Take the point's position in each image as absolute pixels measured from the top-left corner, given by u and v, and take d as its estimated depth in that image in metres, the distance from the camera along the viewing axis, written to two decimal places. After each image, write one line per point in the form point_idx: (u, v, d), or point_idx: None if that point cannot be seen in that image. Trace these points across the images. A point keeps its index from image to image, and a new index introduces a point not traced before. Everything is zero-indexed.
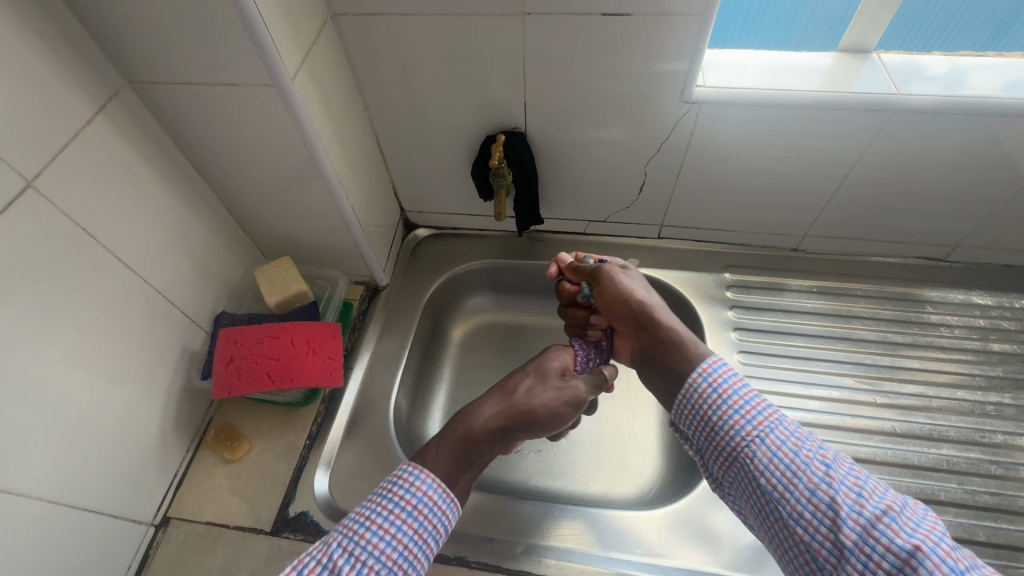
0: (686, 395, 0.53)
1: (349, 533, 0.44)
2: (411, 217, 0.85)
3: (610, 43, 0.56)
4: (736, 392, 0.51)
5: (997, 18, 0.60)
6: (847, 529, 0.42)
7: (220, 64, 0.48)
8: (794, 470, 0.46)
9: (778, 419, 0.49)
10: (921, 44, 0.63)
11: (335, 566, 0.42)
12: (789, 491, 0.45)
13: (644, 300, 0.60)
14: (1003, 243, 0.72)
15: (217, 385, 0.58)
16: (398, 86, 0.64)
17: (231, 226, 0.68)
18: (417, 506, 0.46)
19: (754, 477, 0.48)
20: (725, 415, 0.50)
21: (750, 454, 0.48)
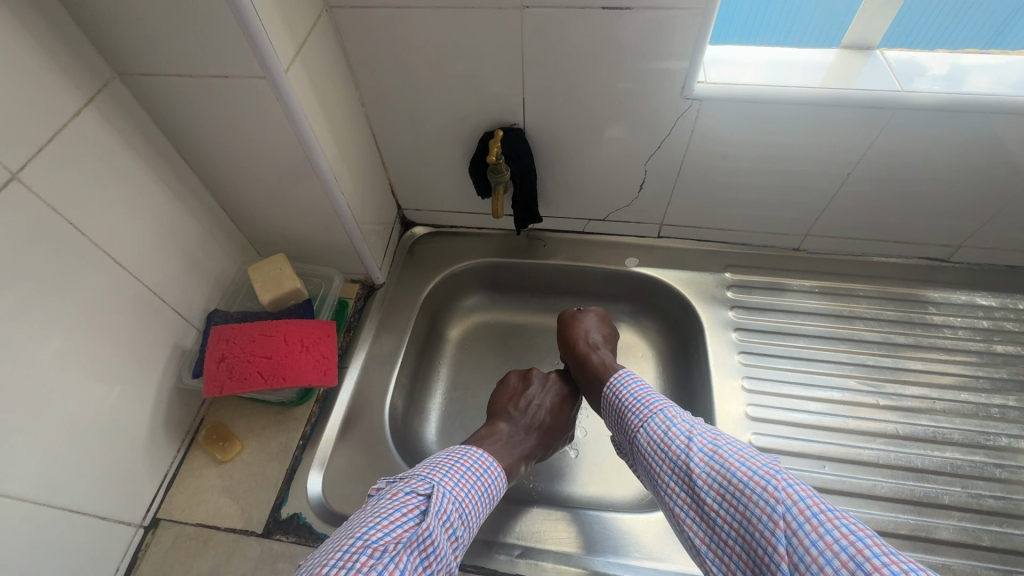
0: (606, 407, 0.61)
1: (464, 496, 0.51)
2: (407, 215, 0.84)
3: (610, 38, 0.55)
4: (628, 391, 0.58)
5: (1000, 17, 0.58)
6: (699, 489, 0.48)
7: (212, 56, 0.47)
8: (662, 446, 0.52)
9: (657, 405, 0.55)
10: (923, 43, 0.62)
11: (455, 522, 0.49)
12: (658, 466, 0.52)
13: (580, 339, 0.68)
14: (1007, 243, 0.71)
15: (207, 384, 0.57)
16: (395, 81, 0.63)
17: (224, 222, 0.67)
18: (498, 489, 0.55)
19: (640, 461, 0.54)
20: (621, 412, 0.58)
21: (636, 441, 0.55)
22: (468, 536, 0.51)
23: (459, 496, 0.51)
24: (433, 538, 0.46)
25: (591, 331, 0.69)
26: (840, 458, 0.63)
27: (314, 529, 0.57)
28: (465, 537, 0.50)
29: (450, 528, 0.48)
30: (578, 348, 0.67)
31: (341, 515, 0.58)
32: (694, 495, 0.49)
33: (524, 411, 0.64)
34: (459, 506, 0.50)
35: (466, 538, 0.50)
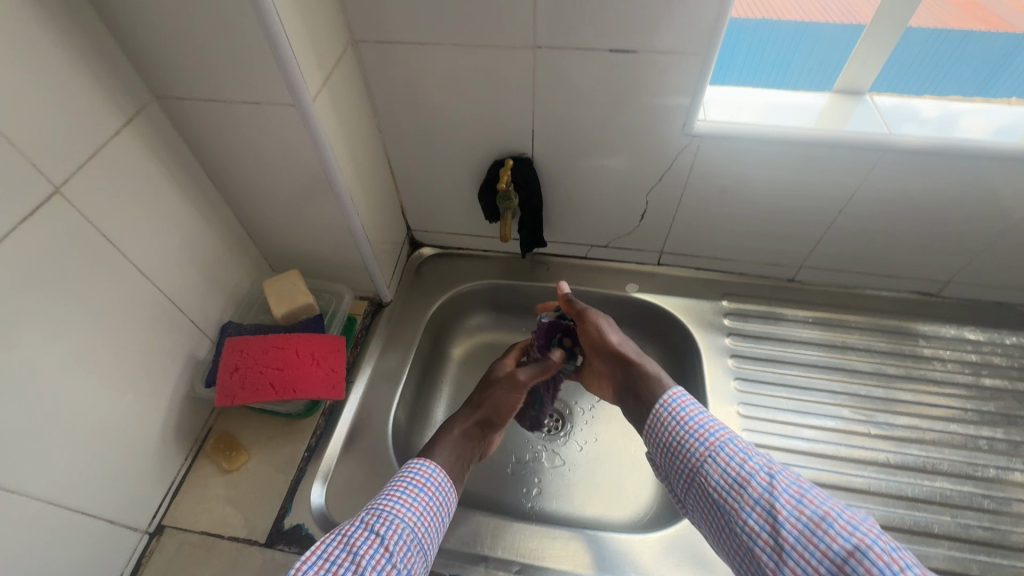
0: (653, 428, 0.59)
1: (373, 508, 0.51)
2: (416, 237, 0.87)
3: (616, 77, 0.59)
4: (690, 417, 0.57)
5: (986, 69, 0.64)
6: (787, 534, 0.47)
7: (246, 84, 0.51)
8: (739, 482, 0.51)
9: (729, 438, 0.55)
10: (913, 89, 0.67)
11: (369, 524, 0.49)
12: (736, 503, 0.51)
13: (620, 342, 0.65)
14: (993, 280, 0.74)
15: (220, 394, 0.58)
16: (412, 111, 0.67)
17: (242, 238, 0.70)
18: (428, 481, 0.54)
19: (709, 494, 0.54)
20: (681, 438, 0.57)
21: (704, 472, 0.54)
22: (399, 530, 0.50)
23: (372, 507, 0.51)
24: (334, 550, 0.47)
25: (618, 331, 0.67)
26: (832, 486, 0.65)
27: (317, 540, 0.58)
28: (393, 532, 0.49)
29: (363, 531, 0.49)
30: (621, 351, 0.65)
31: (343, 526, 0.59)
32: (778, 538, 0.47)
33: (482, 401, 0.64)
34: (371, 512, 0.50)
35: (396, 532, 0.49)
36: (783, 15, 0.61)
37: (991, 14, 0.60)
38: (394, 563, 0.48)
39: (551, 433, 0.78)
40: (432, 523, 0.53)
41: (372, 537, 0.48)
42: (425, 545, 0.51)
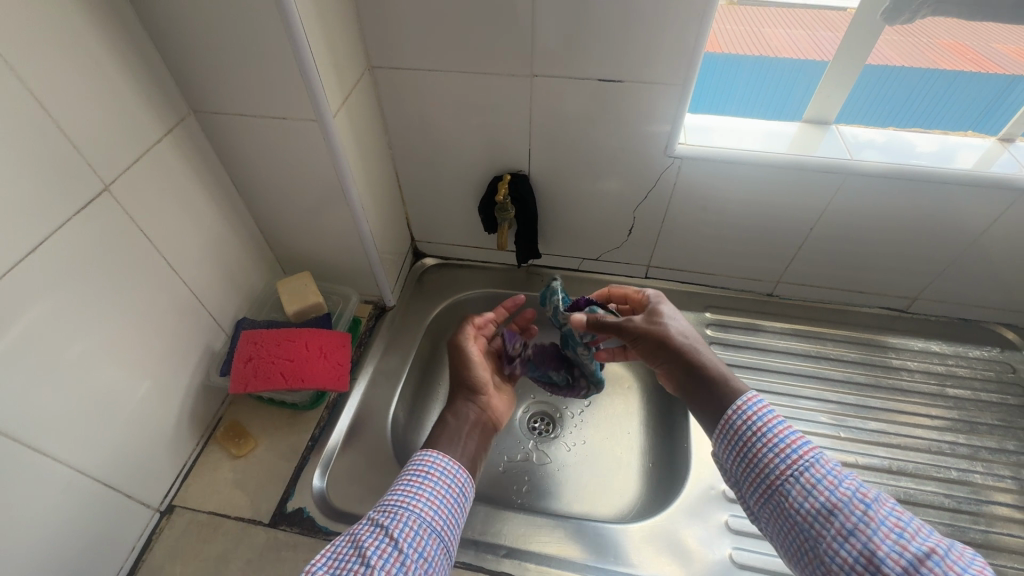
0: (728, 435, 0.55)
1: (379, 509, 0.51)
2: (420, 247, 0.93)
3: (606, 103, 0.66)
4: (771, 429, 0.54)
5: (982, 105, 0.69)
6: (889, 569, 0.44)
7: (275, 102, 0.57)
8: (830, 510, 0.48)
9: (814, 457, 0.52)
10: (912, 122, 0.72)
11: (374, 519, 0.49)
12: (825, 531, 0.48)
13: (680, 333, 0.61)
14: (955, 297, 0.80)
15: (234, 381, 0.63)
16: (421, 131, 0.74)
17: (260, 242, 0.76)
18: (430, 468, 0.54)
19: (790, 515, 0.51)
20: (761, 452, 0.53)
21: (786, 491, 0.51)
22: (404, 518, 0.49)
23: (379, 504, 0.52)
24: (341, 546, 0.47)
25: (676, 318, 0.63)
26: None
27: (317, 522, 0.62)
28: (398, 521, 0.49)
29: (369, 526, 0.49)
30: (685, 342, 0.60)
31: (342, 510, 0.63)
32: (877, 572, 0.45)
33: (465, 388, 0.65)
34: (377, 509, 0.51)
35: (401, 521, 0.49)
36: (779, 51, 0.68)
37: (979, 55, 0.67)
38: (401, 548, 0.47)
39: (542, 434, 0.83)
40: (444, 508, 0.52)
41: (377, 530, 0.48)
42: (437, 529, 0.50)
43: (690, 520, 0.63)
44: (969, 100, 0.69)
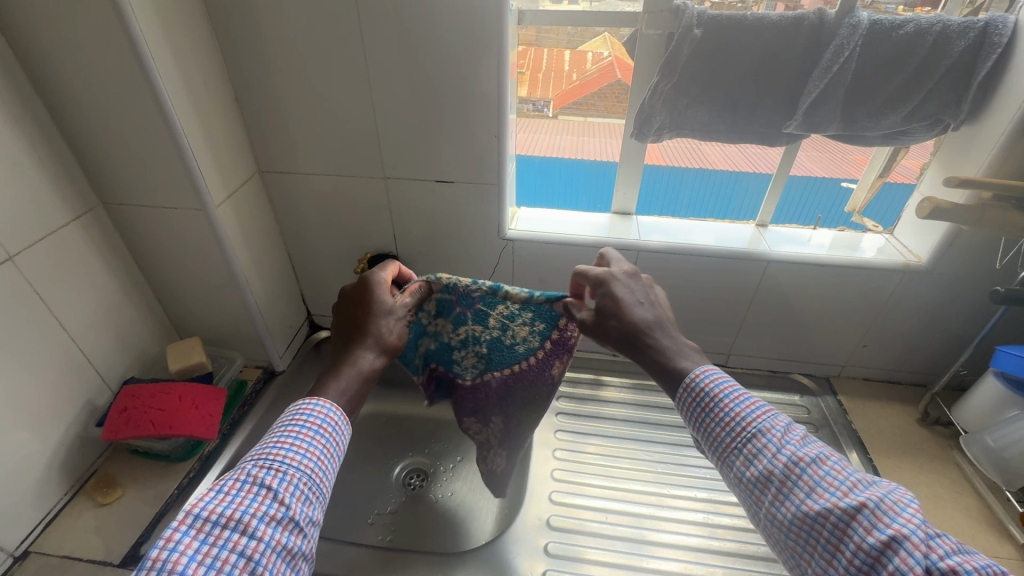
0: (682, 409, 0.55)
1: (269, 467, 0.49)
2: (316, 320, 1.06)
3: (444, 199, 0.84)
4: (718, 401, 0.53)
5: (752, 204, 0.92)
6: (821, 527, 0.45)
7: (168, 195, 0.72)
8: (768, 476, 0.48)
9: (759, 423, 0.51)
10: (708, 212, 0.94)
11: (257, 479, 0.48)
12: (766, 495, 0.48)
13: (629, 308, 0.58)
14: (757, 351, 0.97)
15: (106, 429, 0.71)
16: (304, 222, 0.90)
17: (156, 311, 0.87)
18: (323, 424, 0.53)
19: (738, 482, 0.51)
20: (708, 425, 0.53)
21: (732, 461, 0.51)
22: (294, 480, 0.49)
23: (259, 457, 0.50)
24: (217, 509, 0.45)
25: (646, 289, 0.61)
26: (621, 512, 0.77)
27: None
28: (287, 484, 0.48)
29: (250, 487, 0.47)
30: (649, 318, 0.58)
31: None
32: (812, 531, 0.45)
33: (378, 327, 0.63)
34: (260, 465, 0.49)
35: (291, 483, 0.49)
36: (716, 164, 0.88)
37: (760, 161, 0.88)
38: (291, 514, 0.47)
39: (414, 489, 0.90)
40: (330, 465, 0.52)
41: (262, 493, 0.47)
42: (325, 489, 0.51)
43: (515, 546, 0.72)
44: (734, 201, 0.92)
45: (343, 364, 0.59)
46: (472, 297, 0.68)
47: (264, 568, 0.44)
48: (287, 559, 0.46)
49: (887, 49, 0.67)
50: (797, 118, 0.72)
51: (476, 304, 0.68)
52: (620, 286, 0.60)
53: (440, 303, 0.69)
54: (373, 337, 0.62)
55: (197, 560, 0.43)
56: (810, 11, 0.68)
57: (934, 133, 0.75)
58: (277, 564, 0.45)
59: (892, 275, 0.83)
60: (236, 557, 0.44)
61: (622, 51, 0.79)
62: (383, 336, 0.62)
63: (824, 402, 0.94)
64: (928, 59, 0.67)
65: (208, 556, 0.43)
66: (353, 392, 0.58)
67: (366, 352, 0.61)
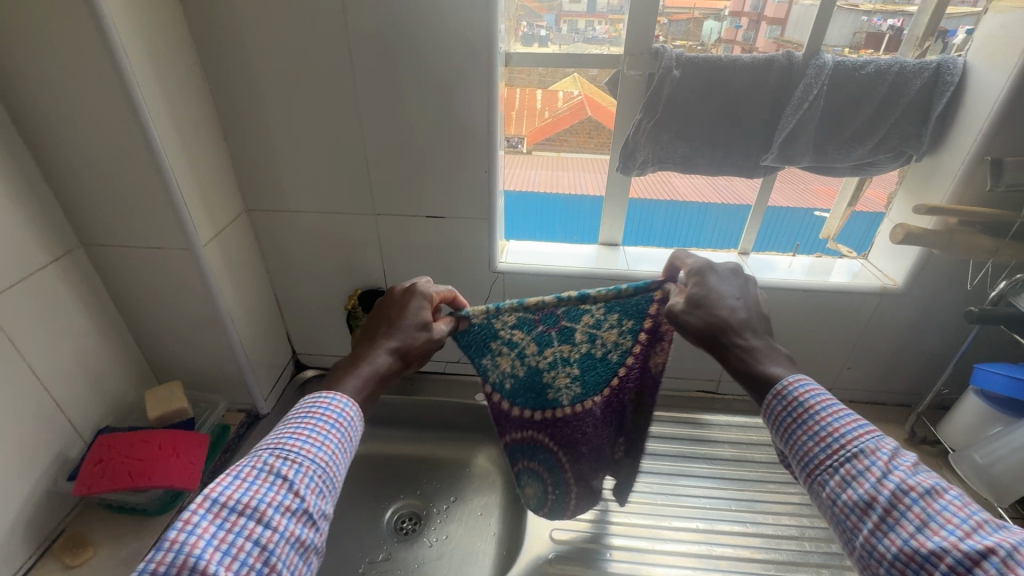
0: (769, 419, 0.49)
1: (287, 454, 0.45)
2: (301, 360, 1.03)
3: (435, 234, 0.85)
4: (810, 412, 0.47)
5: (731, 232, 0.95)
6: (933, 569, 0.38)
7: (153, 235, 0.71)
8: (870, 503, 0.42)
9: (860, 442, 0.44)
10: (691, 242, 0.97)
11: (274, 468, 0.44)
12: (863, 524, 0.42)
13: (716, 311, 0.53)
14: None
15: (78, 483, 0.67)
16: (291, 260, 0.89)
17: (134, 354, 0.84)
18: (339, 418, 0.49)
19: (828, 506, 0.44)
20: (799, 439, 0.47)
21: (824, 481, 0.44)
22: (310, 472, 0.45)
23: (276, 446, 0.46)
24: (234, 495, 0.42)
25: (746, 292, 0.55)
26: (621, 548, 0.76)
27: None
28: (304, 475, 0.45)
29: (267, 475, 0.44)
30: (740, 322, 0.52)
31: None
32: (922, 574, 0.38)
33: (403, 330, 0.59)
34: (277, 453, 0.45)
35: (307, 475, 0.45)
36: (685, 196, 0.93)
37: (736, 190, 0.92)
38: (306, 507, 0.44)
39: (407, 534, 0.86)
40: (345, 460, 0.49)
41: (278, 483, 0.44)
42: (340, 483, 0.48)
43: None
44: (713, 229, 0.96)
45: (363, 360, 0.56)
46: (555, 314, 0.66)
47: (278, 560, 0.41)
48: (301, 552, 0.43)
49: (852, 88, 0.72)
50: (773, 151, 0.76)
51: (561, 320, 0.66)
52: (715, 288, 0.55)
53: (520, 321, 0.66)
54: (396, 338, 0.58)
55: (212, 546, 0.39)
56: (779, 54, 0.73)
57: (899, 164, 0.79)
58: (291, 557, 0.42)
59: (870, 298, 0.86)
60: (251, 547, 0.40)
61: (593, 91, 0.83)
62: (405, 340, 0.58)
63: None
64: (889, 96, 0.72)
65: (223, 542, 0.40)
66: (368, 392, 0.54)
67: (387, 355, 0.57)
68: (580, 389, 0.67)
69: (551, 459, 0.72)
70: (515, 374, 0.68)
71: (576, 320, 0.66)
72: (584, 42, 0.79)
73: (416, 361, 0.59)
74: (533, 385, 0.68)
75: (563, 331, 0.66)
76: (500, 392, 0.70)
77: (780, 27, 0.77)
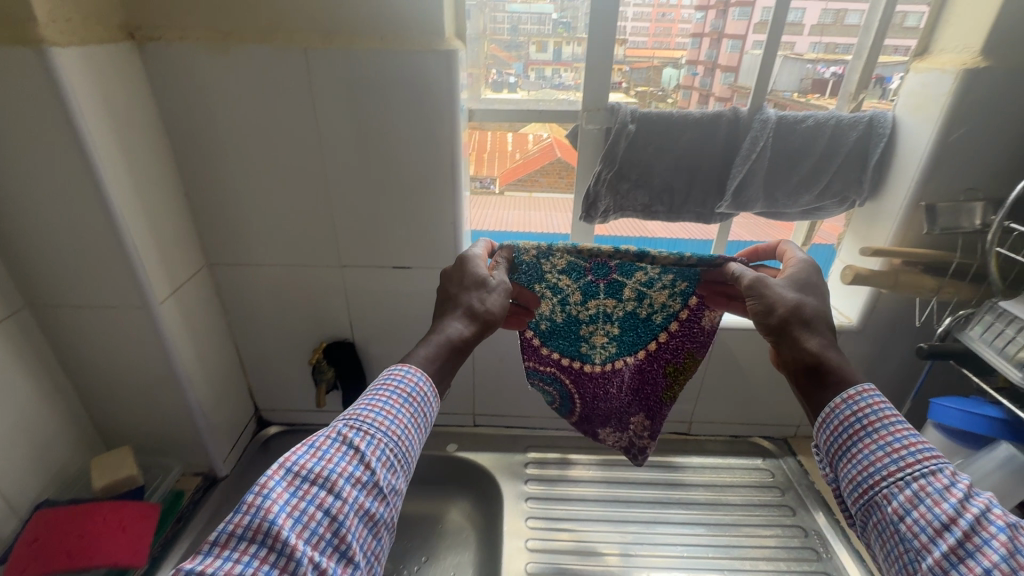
0: (837, 428, 0.50)
1: (360, 424, 0.49)
2: (264, 416, 0.99)
3: (401, 285, 0.84)
4: (886, 426, 0.48)
5: None
6: None
7: (107, 293, 0.68)
8: (947, 524, 0.43)
9: (937, 464, 0.46)
10: None
11: (347, 438, 0.48)
12: (937, 545, 0.43)
13: (803, 298, 0.56)
14: (716, 417, 1.00)
15: (11, 565, 0.63)
16: (254, 314, 0.87)
17: (82, 418, 0.79)
18: (412, 392, 0.52)
19: (891, 525, 0.45)
20: (867, 451, 0.48)
21: (893, 498, 0.46)
22: (380, 446, 0.48)
23: (350, 417, 0.49)
24: (308, 465, 0.46)
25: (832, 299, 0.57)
26: None
27: None
28: (375, 448, 0.48)
29: (340, 446, 0.48)
30: (824, 312, 0.55)
31: None
32: None
33: (465, 295, 0.59)
34: (351, 425, 0.49)
35: (377, 449, 0.48)
36: (654, 234, 0.95)
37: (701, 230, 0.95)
38: (376, 480, 0.47)
39: None
40: (416, 436, 0.51)
41: (350, 454, 0.47)
42: (410, 458, 0.50)
43: None
44: None
45: (435, 329, 0.57)
46: (608, 267, 0.69)
47: (347, 531, 0.45)
48: (370, 524, 0.46)
49: (794, 140, 0.76)
50: (727, 199, 0.79)
51: (612, 273, 0.69)
52: (804, 279, 0.58)
53: (570, 266, 0.69)
54: (461, 306, 0.58)
55: (286, 511, 0.43)
56: (726, 110, 0.78)
57: (845, 209, 0.84)
58: (360, 527, 0.46)
59: None
60: (322, 515, 0.44)
61: (561, 134, 0.86)
62: (475, 305, 0.58)
63: (786, 464, 0.96)
64: (829, 147, 0.77)
65: (295, 509, 0.44)
66: (441, 365, 0.55)
67: (456, 321, 0.57)
68: (613, 342, 0.74)
69: (566, 393, 0.79)
70: (552, 315, 0.73)
71: (630, 274, 0.69)
72: (551, 88, 0.83)
73: (490, 328, 0.59)
74: (571, 336, 0.75)
75: (613, 283, 0.70)
76: (536, 332, 0.75)
77: (733, 74, 0.82)
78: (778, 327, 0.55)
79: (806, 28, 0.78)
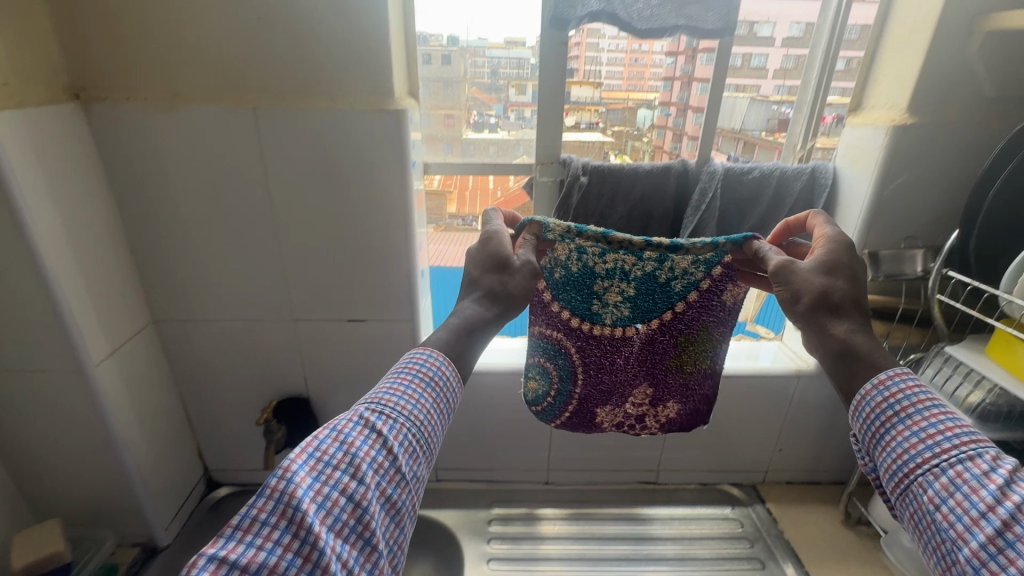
0: (867, 413, 0.48)
1: (383, 407, 0.46)
2: (215, 476, 0.95)
3: (357, 340, 0.83)
4: (920, 411, 0.45)
5: None
6: None
7: (37, 357, 0.65)
8: (984, 513, 0.40)
9: (975, 449, 0.42)
10: None
11: (369, 422, 0.45)
12: (974, 535, 0.40)
13: (831, 281, 0.51)
14: (684, 465, 0.98)
15: None
16: (203, 371, 0.84)
17: (9, 488, 0.74)
18: (435, 375, 0.49)
19: (927, 515, 0.43)
20: (899, 438, 0.45)
21: (927, 487, 0.43)
22: (403, 431, 0.46)
23: (372, 400, 0.47)
24: (330, 449, 0.43)
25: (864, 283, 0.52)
26: None
27: None
28: (398, 432, 0.45)
29: (363, 429, 0.45)
30: (856, 296, 0.51)
31: None
32: None
33: (481, 277, 0.54)
34: (373, 408, 0.46)
35: (400, 433, 0.46)
36: None
37: None
38: (398, 466, 0.44)
39: None
40: (439, 422, 0.49)
41: (372, 437, 0.44)
42: (432, 445, 0.48)
43: None
44: None
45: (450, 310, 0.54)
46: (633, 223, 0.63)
47: (371, 518, 0.42)
48: (392, 512, 0.44)
49: (742, 190, 0.79)
50: None
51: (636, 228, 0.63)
52: (845, 262, 0.52)
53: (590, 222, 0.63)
54: (480, 287, 0.54)
55: (309, 495, 0.40)
56: (676, 161, 0.80)
57: None
58: (382, 516, 0.43)
59: (789, 381, 0.89)
60: (345, 501, 0.42)
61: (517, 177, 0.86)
62: (495, 289, 0.54)
63: (755, 511, 0.94)
64: (776, 197, 0.79)
65: (319, 495, 0.41)
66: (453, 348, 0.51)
67: (471, 301, 0.53)
68: (627, 305, 0.69)
69: (571, 364, 0.72)
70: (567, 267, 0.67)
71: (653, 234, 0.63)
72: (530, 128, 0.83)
73: (513, 311, 0.55)
74: (583, 293, 0.68)
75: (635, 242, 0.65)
76: (547, 284, 0.68)
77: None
78: (805, 316, 0.51)
79: (770, 72, 0.81)
